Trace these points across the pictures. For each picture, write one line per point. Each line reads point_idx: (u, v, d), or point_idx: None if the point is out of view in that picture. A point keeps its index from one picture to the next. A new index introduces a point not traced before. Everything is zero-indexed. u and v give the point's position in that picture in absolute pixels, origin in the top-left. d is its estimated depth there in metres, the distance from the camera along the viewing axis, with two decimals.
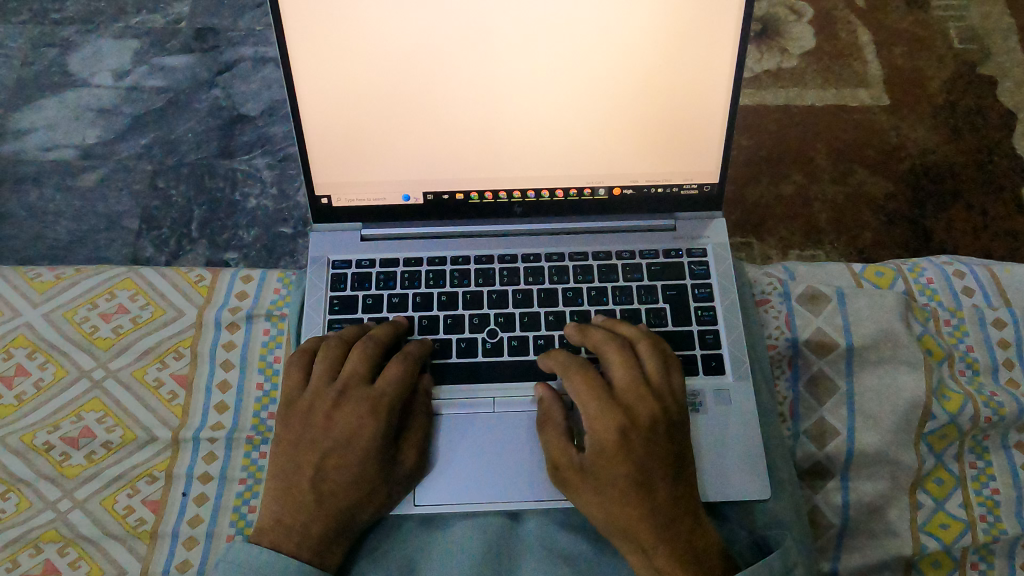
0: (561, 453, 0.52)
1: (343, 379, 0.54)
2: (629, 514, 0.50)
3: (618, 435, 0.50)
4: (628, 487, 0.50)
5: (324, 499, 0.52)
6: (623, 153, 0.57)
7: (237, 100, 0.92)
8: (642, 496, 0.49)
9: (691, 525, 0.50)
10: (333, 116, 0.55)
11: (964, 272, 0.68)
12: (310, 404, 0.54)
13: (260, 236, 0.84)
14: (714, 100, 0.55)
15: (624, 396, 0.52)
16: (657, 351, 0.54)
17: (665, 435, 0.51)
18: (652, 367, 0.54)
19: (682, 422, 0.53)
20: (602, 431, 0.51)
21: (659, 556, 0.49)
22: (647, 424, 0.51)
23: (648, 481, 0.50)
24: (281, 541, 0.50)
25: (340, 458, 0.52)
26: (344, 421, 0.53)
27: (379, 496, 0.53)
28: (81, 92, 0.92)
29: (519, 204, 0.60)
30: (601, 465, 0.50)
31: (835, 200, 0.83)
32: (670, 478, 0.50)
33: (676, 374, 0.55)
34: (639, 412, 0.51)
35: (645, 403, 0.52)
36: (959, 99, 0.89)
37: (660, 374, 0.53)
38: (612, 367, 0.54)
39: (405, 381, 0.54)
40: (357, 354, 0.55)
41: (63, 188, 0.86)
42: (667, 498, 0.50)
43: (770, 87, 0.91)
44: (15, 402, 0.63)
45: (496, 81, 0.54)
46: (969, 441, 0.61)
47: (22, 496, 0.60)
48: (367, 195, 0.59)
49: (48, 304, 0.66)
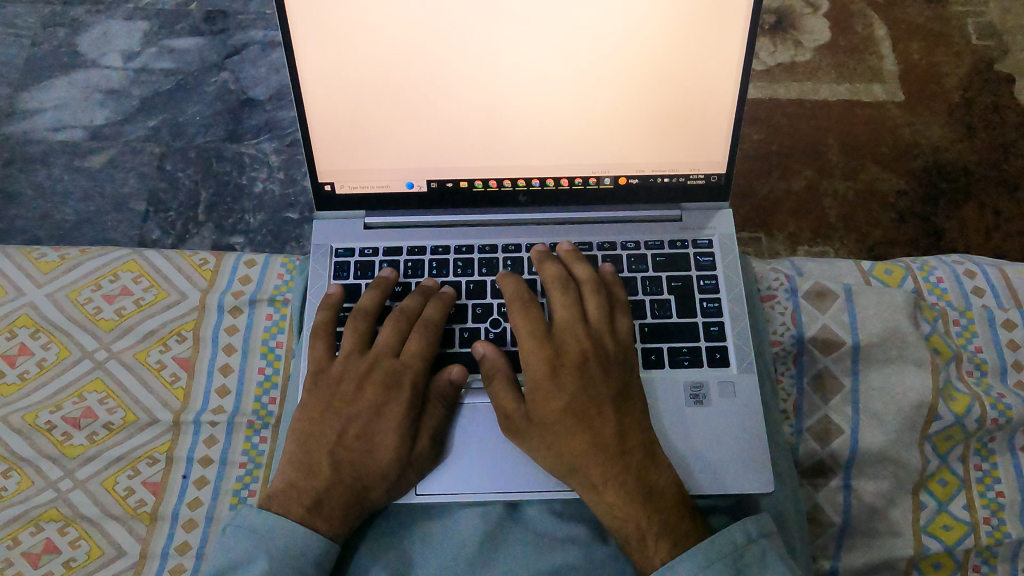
0: (507, 399, 0.53)
1: (374, 351, 0.56)
2: (578, 448, 0.50)
3: (548, 366, 0.52)
4: (566, 422, 0.51)
5: (341, 466, 0.52)
6: (630, 142, 0.57)
7: (246, 84, 0.92)
8: (583, 427, 0.51)
9: (640, 460, 0.50)
10: (337, 101, 0.54)
11: (975, 272, 0.67)
12: (340, 372, 0.55)
13: (267, 221, 0.84)
14: (724, 90, 0.54)
15: (560, 334, 0.54)
16: (601, 292, 0.56)
17: (598, 369, 0.53)
18: (593, 306, 0.56)
19: (622, 360, 0.54)
20: (535, 363, 0.52)
21: (608, 489, 0.50)
22: (579, 358, 0.53)
23: (586, 414, 0.51)
24: (291, 506, 0.51)
25: (357, 432, 0.53)
26: (371, 394, 0.54)
27: (393, 474, 0.52)
28: (90, 73, 0.92)
29: (524, 193, 0.60)
30: (540, 403, 0.52)
31: (847, 197, 0.82)
32: (608, 412, 0.51)
33: (621, 316, 0.56)
34: (571, 348, 0.53)
35: (577, 338, 0.54)
36: (976, 96, 0.88)
37: (600, 314, 0.55)
38: (553, 307, 0.56)
39: (432, 358, 0.55)
40: (389, 327, 0.56)
41: (70, 169, 0.86)
42: (609, 431, 0.51)
43: (782, 81, 0.90)
44: (18, 381, 0.63)
45: (503, 71, 0.53)
46: (975, 443, 0.60)
47: (24, 475, 0.60)
48: (370, 182, 0.59)
49: (52, 284, 0.66)
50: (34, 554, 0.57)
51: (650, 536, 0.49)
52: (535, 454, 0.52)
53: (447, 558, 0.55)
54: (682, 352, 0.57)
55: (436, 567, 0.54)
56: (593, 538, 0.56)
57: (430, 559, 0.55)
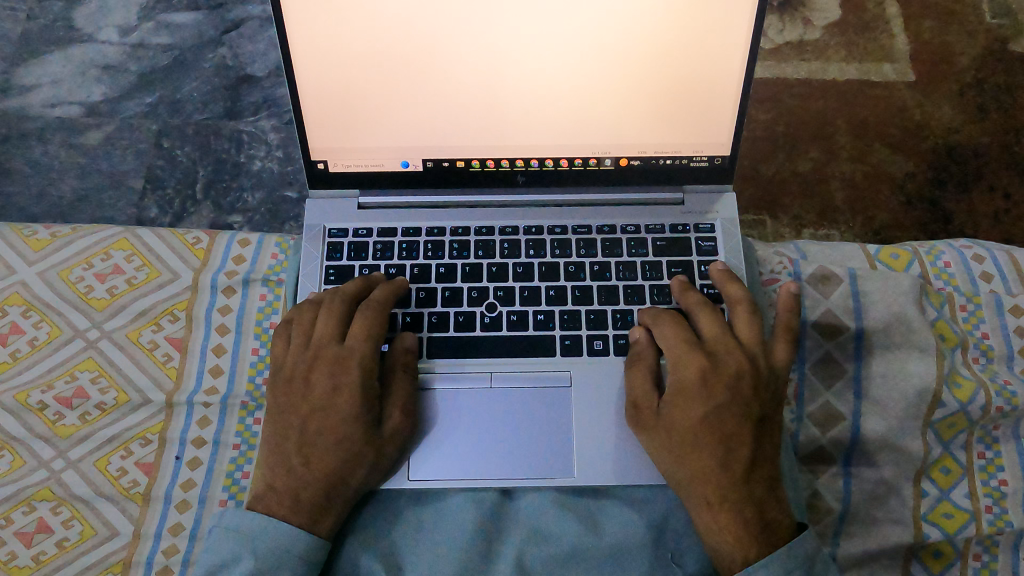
0: (642, 392, 0.53)
1: (318, 341, 0.54)
2: (701, 466, 0.50)
3: (699, 377, 0.52)
4: (704, 437, 0.51)
5: (311, 462, 0.52)
6: (633, 120, 0.55)
7: (244, 60, 0.90)
8: (716, 447, 0.50)
9: (761, 491, 0.51)
10: (329, 74, 0.53)
11: (984, 257, 0.65)
12: (291, 369, 0.55)
13: (265, 199, 0.83)
14: (731, 67, 0.52)
15: (715, 346, 0.54)
16: (759, 316, 0.55)
17: (752, 393, 0.52)
18: (748, 329, 0.55)
19: (773, 386, 0.54)
20: (685, 371, 0.53)
21: (723, 512, 0.50)
22: (734, 376, 0.52)
23: (724, 433, 0.51)
24: (273, 506, 0.51)
25: (321, 419, 0.52)
26: (321, 384, 0.53)
27: (368, 457, 0.52)
28: (86, 47, 0.89)
29: (523, 173, 0.58)
30: (677, 409, 0.52)
31: (853, 178, 0.81)
32: (748, 438, 0.51)
33: (778, 347, 0.55)
34: (726, 362, 0.53)
35: (734, 356, 0.53)
36: (988, 77, 0.85)
37: (755, 338, 0.54)
38: (714, 319, 0.55)
39: (375, 330, 0.54)
40: (326, 314, 0.55)
41: (67, 145, 0.84)
42: (745, 455, 0.50)
43: (792, 60, 0.87)
44: (9, 360, 0.63)
45: (503, 43, 0.51)
46: (978, 430, 0.60)
47: (16, 454, 0.60)
48: (366, 160, 0.57)
49: (43, 262, 0.65)
50: (26, 534, 0.57)
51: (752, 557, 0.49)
52: (653, 455, 0.52)
53: (441, 542, 0.55)
54: None
55: (430, 550, 0.54)
56: (588, 522, 0.55)
57: (425, 542, 0.55)
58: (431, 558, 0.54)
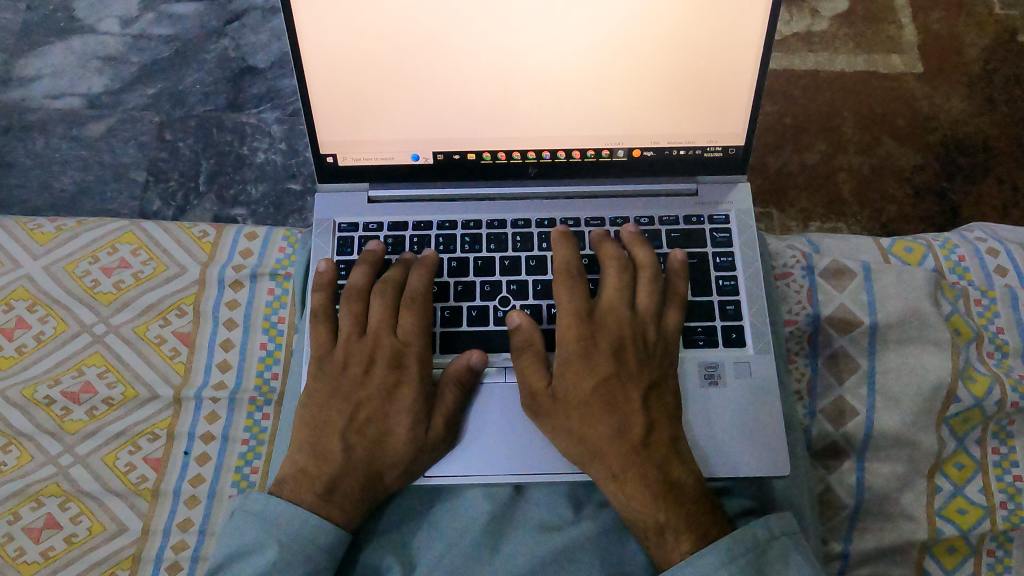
0: (535, 376, 0.52)
1: (372, 330, 0.55)
2: (597, 435, 0.50)
3: (583, 349, 0.52)
4: (593, 406, 0.50)
5: (353, 454, 0.51)
6: (646, 110, 0.54)
7: (246, 51, 0.89)
8: (610, 413, 0.50)
9: (663, 454, 0.49)
10: (338, 64, 0.52)
11: (998, 250, 0.65)
12: (343, 355, 0.54)
13: (269, 192, 0.82)
14: (745, 54, 0.51)
15: (604, 316, 0.53)
16: (657, 281, 0.55)
17: (635, 358, 0.52)
18: (642, 296, 0.54)
19: (663, 351, 0.53)
20: (569, 343, 0.52)
21: (629, 482, 0.49)
22: (617, 345, 0.52)
23: (613, 401, 0.51)
24: (303, 494, 0.50)
25: (375, 410, 0.53)
26: (378, 376, 0.53)
27: (408, 459, 0.52)
28: (88, 39, 0.88)
29: (533, 165, 0.58)
30: (567, 384, 0.51)
31: (862, 171, 0.80)
32: (636, 404, 0.51)
33: (672, 311, 0.55)
34: (611, 330, 0.53)
35: (619, 324, 0.53)
36: (997, 68, 0.84)
37: (649, 304, 0.54)
38: (605, 289, 0.54)
39: (428, 326, 0.55)
40: (379, 303, 0.55)
41: (69, 137, 0.83)
42: (637, 420, 0.50)
43: (799, 51, 0.86)
44: (15, 355, 0.62)
45: (513, 36, 0.51)
46: (993, 426, 0.59)
47: (23, 449, 0.59)
48: (376, 154, 0.56)
49: (49, 256, 0.65)
50: (35, 530, 0.57)
51: (670, 530, 0.47)
52: (552, 437, 0.52)
53: (452, 538, 0.54)
54: (697, 331, 0.56)
55: (441, 546, 0.54)
56: (599, 517, 0.55)
57: (436, 537, 0.54)
58: (442, 553, 0.54)
